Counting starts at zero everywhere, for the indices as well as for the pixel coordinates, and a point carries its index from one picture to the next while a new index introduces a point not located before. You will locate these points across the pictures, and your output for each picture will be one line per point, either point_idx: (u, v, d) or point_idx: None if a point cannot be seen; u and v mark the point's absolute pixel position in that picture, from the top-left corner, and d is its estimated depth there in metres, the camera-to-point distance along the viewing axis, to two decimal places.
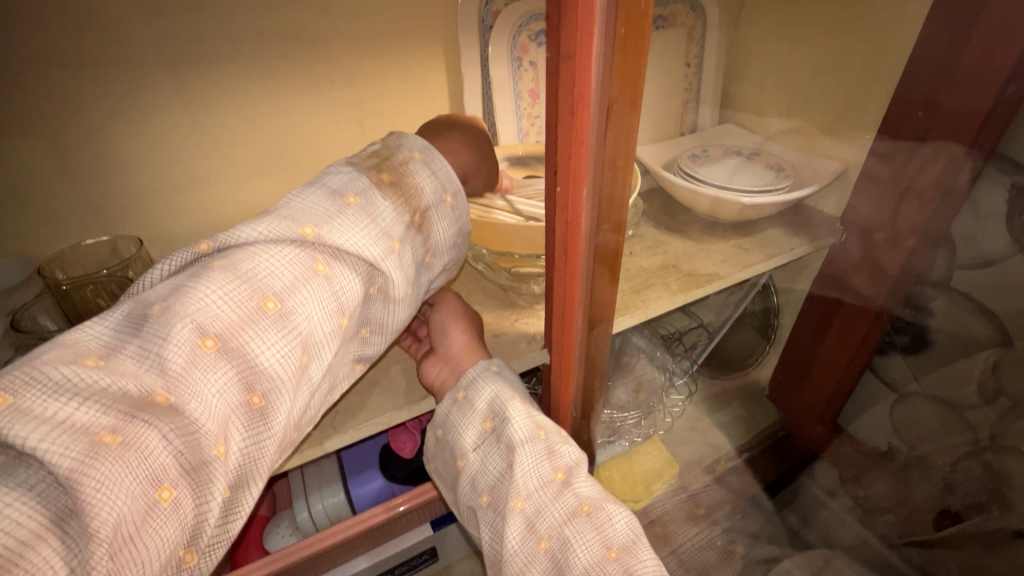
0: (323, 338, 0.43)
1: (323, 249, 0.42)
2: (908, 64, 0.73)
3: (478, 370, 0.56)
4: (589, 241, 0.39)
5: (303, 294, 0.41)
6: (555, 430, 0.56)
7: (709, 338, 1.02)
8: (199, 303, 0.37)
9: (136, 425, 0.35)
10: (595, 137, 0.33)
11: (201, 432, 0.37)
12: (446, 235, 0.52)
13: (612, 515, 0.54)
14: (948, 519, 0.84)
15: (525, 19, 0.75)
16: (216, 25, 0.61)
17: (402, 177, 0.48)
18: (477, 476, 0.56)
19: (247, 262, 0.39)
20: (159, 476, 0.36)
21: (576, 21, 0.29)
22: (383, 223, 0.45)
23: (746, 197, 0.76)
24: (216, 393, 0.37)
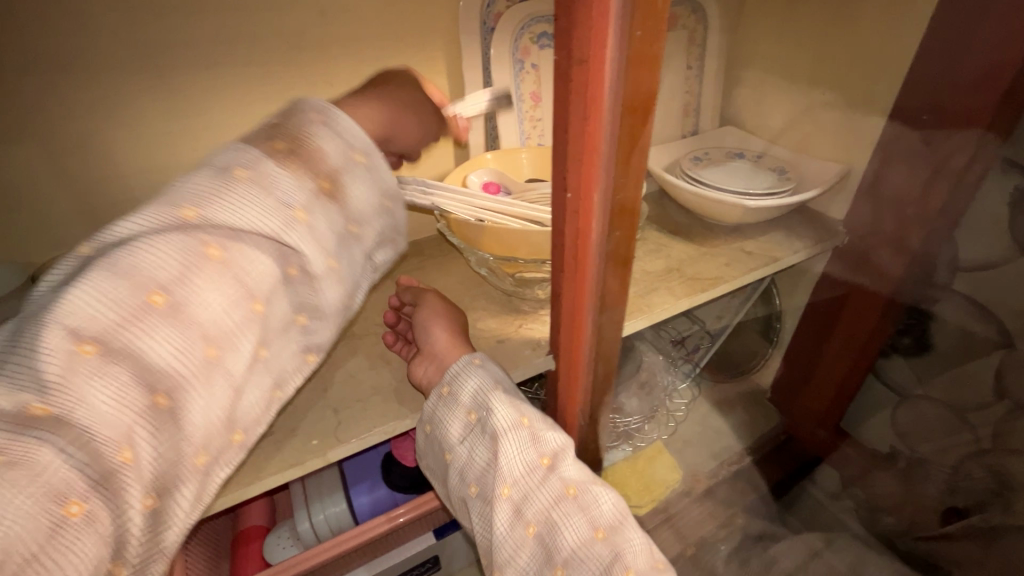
0: (232, 326, 0.40)
1: (212, 235, 0.40)
2: (910, 68, 0.70)
3: (461, 365, 0.55)
4: (600, 247, 0.38)
5: (197, 282, 0.38)
6: (539, 417, 0.55)
7: (711, 341, 1.02)
8: (75, 305, 0.34)
9: (26, 441, 0.31)
10: (606, 140, 0.33)
11: (97, 440, 0.34)
12: (366, 197, 0.49)
13: (598, 496, 0.52)
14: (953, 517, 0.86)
15: (526, 22, 0.75)
16: (212, 28, 0.60)
17: (299, 143, 0.45)
18: (467, 469, 0.54)
19: (129, 257, 0.37)
20: (64, 490, 0.32)
21: (587, 23, 0.28)
22: (279, 192, 0.42)
23: (750, 201, 0.76)
24: (112, 398, 0.34)
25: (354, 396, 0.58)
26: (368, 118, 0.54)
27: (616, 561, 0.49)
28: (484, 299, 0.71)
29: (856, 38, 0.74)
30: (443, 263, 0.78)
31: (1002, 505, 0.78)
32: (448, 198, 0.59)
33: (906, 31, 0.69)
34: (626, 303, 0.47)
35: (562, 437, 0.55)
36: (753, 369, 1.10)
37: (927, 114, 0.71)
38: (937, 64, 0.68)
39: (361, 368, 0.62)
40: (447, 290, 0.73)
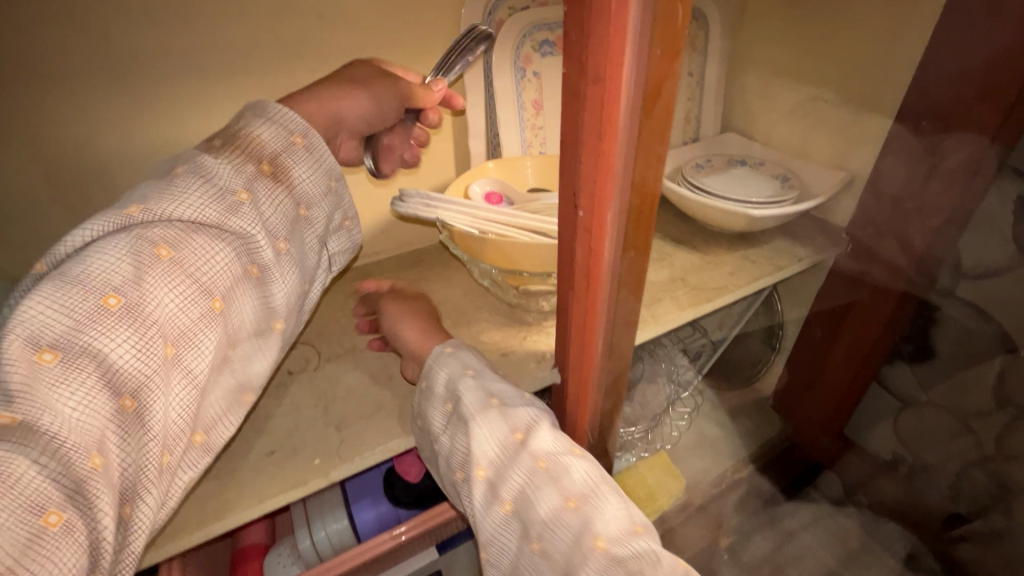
0: (190, 322, 0.41)
1: (162, 235, 0.41)
2: (914, 76, 0.70)
3: (433, 357, 0.57)
4: (613, 268, 0.37)
5: (149, 282, 0.39)
6: (511, 394, 0.53)
7: (713, 348, 1.02)
8: (31, 318, 0.35)
9: None
10: (623, 161, 0.32)
11: (67, 449, 0.33)
12: (313, 179, 0.49)
13: (570, 465, 0.49)
14: (954, 522, 0.88)
15: (528, 30, 0.75)
16: (209, 37, 0.59)
17: (238, 134, 0.46)
18: (448, 457, 0.52)
19: (81, 267, 0.38)
20: (40, 501, 0.32)
21: (607, 41, 0.27)
22: (217, 179, 0.43)
23: (755, 209, 0.75)
24: (77, 405, 0.35)
25: (356, 413, 0.57)
26: (314, 97, 0.55)
27: (587, 529, 0.46)
28: (487, 310, 0.70)
29: (858, 45, 0.74)
30: (444, 274, 0.77)
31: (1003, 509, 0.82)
32: (455, 211, 0.59)
33: (909, 38, 0.69)
34: (637, 321, 0.46)
35: (539, 410, 0.53)
36: (756, 376, 1.09)
37: (926, 121, 0.71)
38: (938, 71, 0.68)
39: (362, 383, 0.60)
40: (450, 301, 0.72)
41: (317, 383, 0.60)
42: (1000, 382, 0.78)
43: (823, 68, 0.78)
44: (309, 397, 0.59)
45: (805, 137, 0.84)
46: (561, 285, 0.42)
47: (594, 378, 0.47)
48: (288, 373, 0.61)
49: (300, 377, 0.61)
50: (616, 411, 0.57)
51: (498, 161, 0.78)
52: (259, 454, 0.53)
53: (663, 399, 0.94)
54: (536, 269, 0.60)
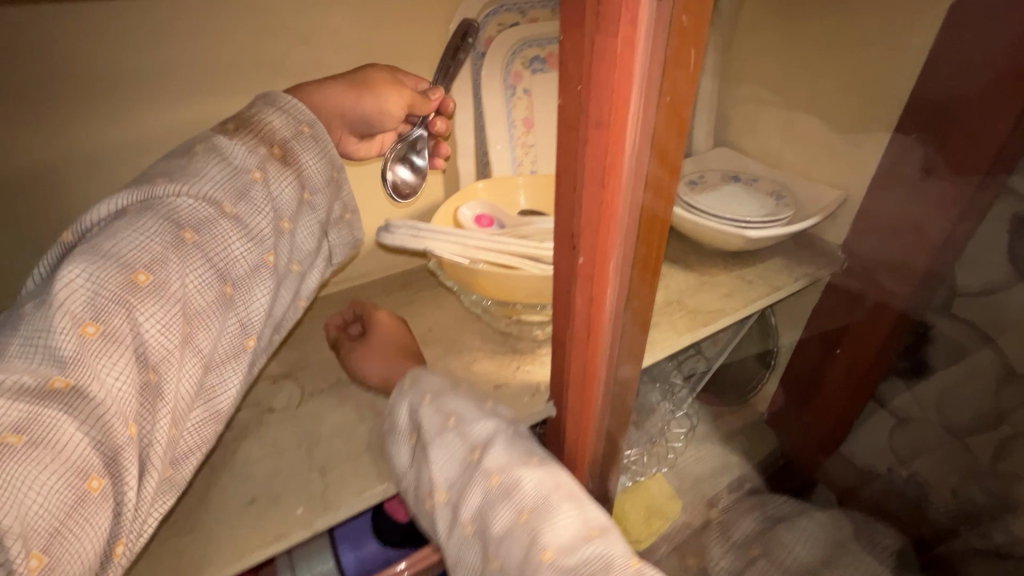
0: (212, 301, 0.41)
1: (188, 214, 0.41)
2: (910, 96, 0.69)
3: (396, 395, 0.55)
4: (614, 316, 0.35)
5: (178, 261, 0.39)
6: (470, 411, 0.51)
7: (707, 365, 0.97)
8: (69, 287, 0.35)
9: (44, 422, 0.32)
10: (625, 209, 0.30)
11: (108, 417, 0.34)
12: (318, 166, 0.49)
13: (523, 476, 0.46)
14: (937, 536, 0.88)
15: (519, 46, 0.73)
16: (182, 59, 0.56)
17: (251, 119, 0.47)
18: (415, 489, 0.51)
19: (112, 240, 0.38)
20: (85, 465, 0.33)
21: (609, 87, 0.26)
22: (235, 159, 0.44)
23: (752, 230, 0.74)
24: (120, 374, 0.35)
25: (342, 455, 0.54)
26: (329, 86, 0.54)
27: (534, 543, 0.42)
28: (479, 337, 0.67)
29: (853, 62, 0.73)
30: (433, 298, 0.74)
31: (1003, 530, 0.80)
32: (444, 241, 0.54)
33: (904, 55, 0.68)
34: (639, 363, 0.45)
35: (495, 422, 0.51)
36: (749, 394, 1.06)
37: (916, 132, 0.70)
38: (930, 87, 0.67)
39: (348, 421, 0.57)
40: (440, 328, 0.69)
41: (300, 422, 0.57)
42: (996, 400, 0.78)
43: (817, 84, 0.77)
44: (292, 437, 0.55)
45: (799, 153, 0.83)
46: (556, 334, 0.39)
47: (594, 424, 0.45)
48: (269, 412, 0.58)
49: (283, 415, 0.58)
50: (613, 449, 0.55)
51: (488, 181, 0.75)
52: (237, 504, 0.49)
53: (657, 416, 0.90)
54: (532, 300, 0.58)
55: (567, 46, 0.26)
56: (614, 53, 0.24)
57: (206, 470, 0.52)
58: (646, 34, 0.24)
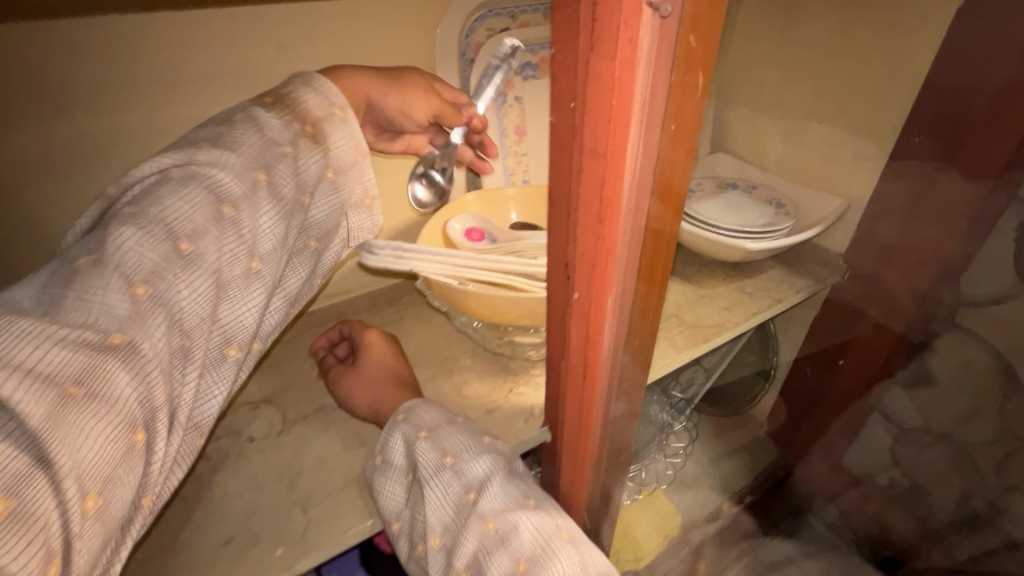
0: (249, 271, 0.40)
1: (230, 183, 0.40)
2: (917, 102, 0.66)
3: (387, 428, 0.51)
4: (613, 352, 0.34)
5: (219, 231, 0.38)
6: (467, 446, 0.48)
7: (706, 375, 0.93)
8: (122, 243, 0.35)
9: (101, 372, 0.31)
10: (625, 241, 0.28)
11: (154, 376, 0.33)
12: (348, 149, 0.48)
13: (522, 523, 0.43)
14: (931, 539, 0.88)
15: (509, 51, 0.70)
16: (151, 71, 0.52)
17: (287, 97, 0.46)
18: (409, 533, 0.48)
19: (158, 202, 0.37)
20: (135, 419, 0.32)
21: (607, 114, 0.23)
22: (270, 132, 0.43)
23: (753, 243, 0.71)
24: (164, 332, 0.34)
25: (325, 488, 0.51)
26: (366, 74, 0.54)
27: None
28: (469, 356, 0.64)
29: (855, 67, 0.71)
30: (422, 315, 0.71)
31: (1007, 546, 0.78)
32: (431, 260, 0.51)
33: (907, 59, 0.66)
34: (639, 392, 0.43)
35: (494, 460, 0.47)
36: (747, 405, 1.02)
37: (918, 135, 0.67)
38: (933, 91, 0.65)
39: (332, 450, 0.54)
40: (428, 347, 0.66)
41: (282, 452, 0.54)
42: (1000, 411, 0.75)
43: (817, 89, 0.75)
44: (272, 469, 0.53)
45: (799, 160, 0.80)
46: (555, 365, 0.38)
47: (593, 456, 0.43)
48: (248, 442, 0.55)
49: (263, 445, 0.55)
50: (614, 478, 0.53)
51: (479, 192, 0.73)
52: (212, 546, 0.46)
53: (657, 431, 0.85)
54: (524, 320, 0.55)
55: (561, 66, 0.24)
56: (610, 76, 0.22)
57: (180, 508, 0.49)
58: (645, 55, 0.22)
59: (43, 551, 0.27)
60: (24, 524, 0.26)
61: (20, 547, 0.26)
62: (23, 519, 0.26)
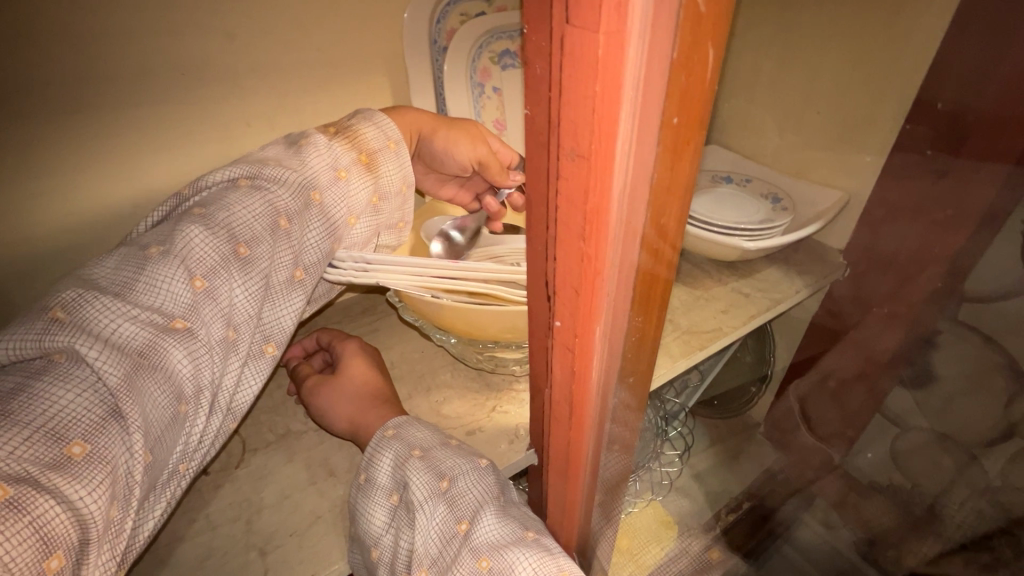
0: (283, 282, 0.46)
1: (288, 200, 0.45)
2: (924, 88, 0.61)
3: (375, 444, 0.46)
4: (601, 381, 0.30)
5: (270, 245, 0.44)
6: (464, 469, 0.43)
7: (700, 379, 0.89)
8: (190, 241, 0.40)
9: (163, 346, 0.37)
10: (617, 259, 0.23)
11: (202, 359, 0.39)
12: (396, 178, 0.54)
13: (520, 561, 0.38)
14: (919, 535, 0.76)
15: (485, 39, 0.66)
16: (78, 65, 0.46)
17: (348, 127, 0.52)
18: (391, 568, 0.42)
19: (225, 211, 0.43)
20: (181, 390, 0.38)
21: (589, 103, 0.18)
22: (332, 154, 0.49)
23: (747, 241, 0.67)
24: (217, 321, 0.40)
25: (287, 528, 0.46)
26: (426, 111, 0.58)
27: None
28: (449, 370, 0.59)
29: (854, 50, 0.65)
30: (399, 325, 0.66)
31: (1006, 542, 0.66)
32: (396, 271, 0.45)
33: (909, 41, 0.60)
34: (637, 409, 0.39)
35: (488, 486, 0.42)
36: (743, 408, 0.97)
37: (911, 123, 0.62)
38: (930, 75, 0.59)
39: (296, 484, 0.49)
40: (405, 361, 0.61)
41: (240, 487, 0.49)
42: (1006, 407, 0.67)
43: (817, 75, 0.69)
44: (229, 508, 0.47)
45: (796, 151, 0.76)
46: (542, 387, 0.34)
47: (585, 482, 0.39)
48: (203, 476, 0.50)
49: (220, 480, 0.49)
50: (611, 502, 0.48)
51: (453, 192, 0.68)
52: None
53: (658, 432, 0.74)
54: (506, 334, 0.51)
55: (534, 49, 0.20)
56: (591, 62, 0.17)
57: None
58: (636, 30, 0.17)
59: (106, 489, 0.32)
60: (97, 463, 0.32)
61: (92, 487, 0.31)
62: (94, 461, 0.32)
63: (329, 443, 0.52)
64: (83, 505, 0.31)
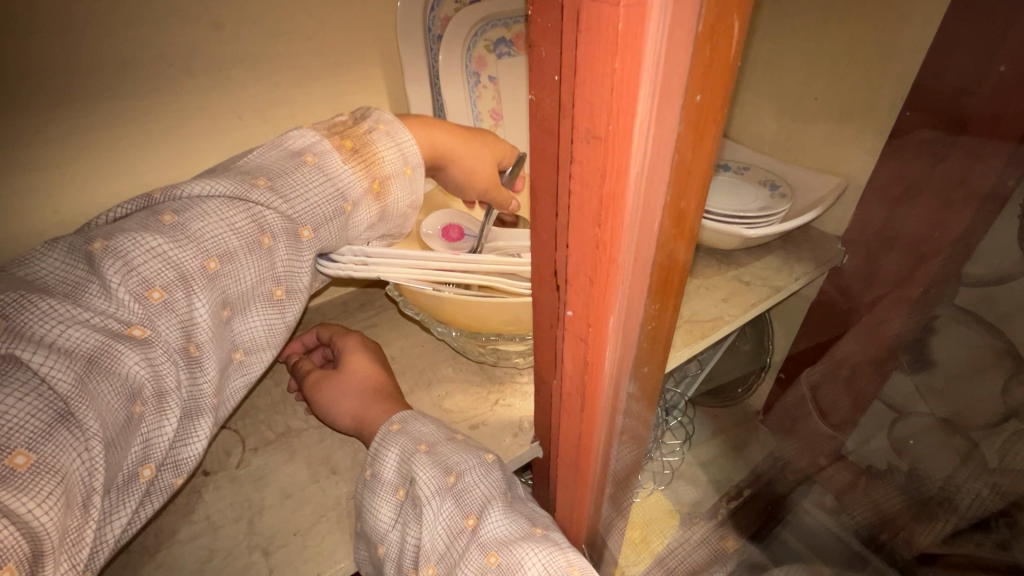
0: (252, 295, 0.44)
1: (274, 219, 0.43)
2: (923, 70, 0.60)
3: (379, 439, 0.45)
4: (615, 371, 0.29)
5: (242, 261, 0.42)
6: (472, 465, 0.42)
7: (699, 368, 0.86)
8: (149, 248, 0.38)
9: (117, 352, 0.35)
10: (630, 248, 0.23)
11: (162, 368, 0.37)
12: (403, 205, 0.51)
13: (528, 557, 0.37)
14: (923, 520, 0.77)
15: (481, 27, 0.65)
16: (59, 57, 0.45)
17: (364, 142, 0.48)
18: (398, 563, 0.41)
19: (197, 221, 0.40)
20: (137, 395, 0.36)
21: (606, 82, 0.17)
22: (340, 184, 0.46)
23: (749, 229, 0.66)
24: (178, 332, 0.38)
25: (290, 527, 0.45)
26: (443, 129, 0.53)
27: None
28: (451, 365, 0.59)
29: (850, 35, 0.65)
30: (398, 320, 0.65)
31: (1007, 524, 0.68)
32: (398, 263, 0.44)
33: (907, 24, 0.59)
34: (648, 400, 0.38)
35: (496, 482, 0.42)
36: (744, 396, 0.97)
37: (911, 110, 0.62)
38: (928, 61, 0.59)
39: (298, 481, 0.49)
40: (406, 356, 0.60)
41: (241, 486, 0.48)
42: (1003, 392, 0.66)
43: (814, 61, 0.68)
44: (230, 508, 0.46)
45: (794, 138, 0.75)
46: (551, 379, 0.34)
47: (594, 475, 0.38)
48: (202, 476, 0.49)
49: (219, 479, 0.49)
50: (621, 496, 0.48)
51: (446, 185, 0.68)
52: None
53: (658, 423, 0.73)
54: (508, 326, 0.50)
55: (544, 34, 0.19)
56: (611, 37, 0.16)
57: (120, 560, 0.42)
58: (659, 5, 0.16)
59: (60, 498, 0.30)
60: (46, 473, 0.30)
61: (42, 497, 0.29)
62: (42, 470, 0.30)
63: (331, 440, 0.52)
64: (33, 518, 0.29)
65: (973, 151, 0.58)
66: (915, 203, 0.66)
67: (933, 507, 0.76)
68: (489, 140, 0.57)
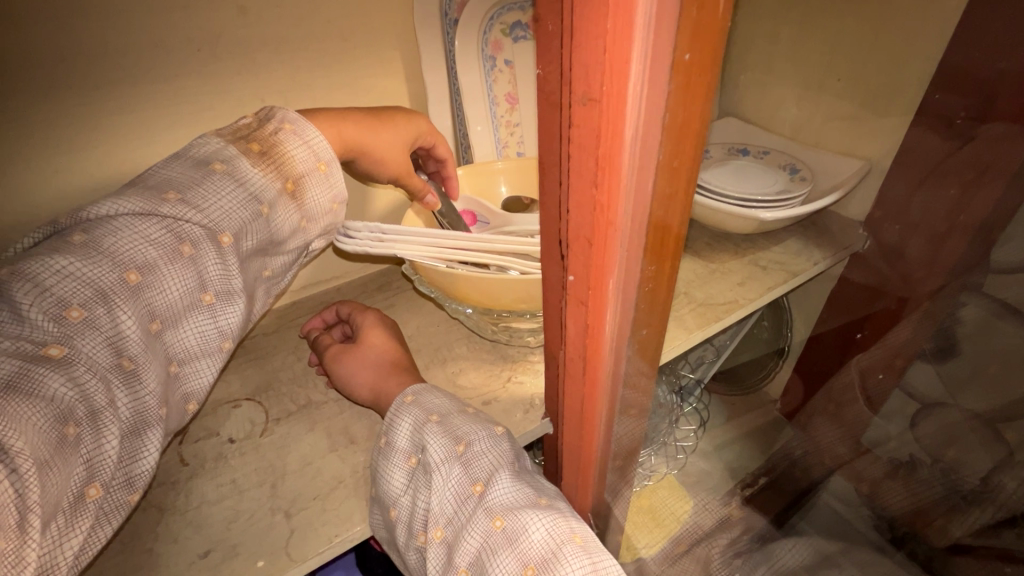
0: (180, 309, 0.44)
1: (192, 228, 0.44)
2: (950, 47, 0.58)
3: (393, 409, 0.47)
4: (615, 336, 0.30)
5: (165, 271, 0.42)
6: (480, 436, 0.44)
7: (715, 355, 0.86)
8: (58, 270, 0.38)
9: (35, 373, 0.35)
10: (629, 208, 0.24)
11: (88, 385, 0.37)
12: (325, 200, 0.53)
13: (531, 523, 0.39)
14: (954, 513, 0.72)
15: (497, 10, 0.66)
16: (98, 37, 0.47)
17: (272, 144, 0.49)
18: (409, 523, 0.43)
19: (110, 238, 0.41)
20: (68, 413, 0.35)
21: (601, 44, 0.18)
22: (253, 187, 0.47)
23: (764, 211, 0.65)
24: (103, 349, 0.38)
25: (308, 492, 0.47)
26: (347, 119, 0.54)
27: None
28: (465, 344, 0.60)
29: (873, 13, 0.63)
30: (415, 301, 0.67)
31: None
32: (414, 242, 0.45)
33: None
34: (653, 368, 0.39)
35: (503, 452, 0.43)
36: (759, 384, 0.98)
37: (939, 92, 0.60)
38: (955, 39, 0.57)
39: (318, 450, 0.51)
40: (422, 335, 0.62)
41: (263, 454, 0.50)
42: None
43: (835, 40, 0.67)
44: (255, 472, 0.49)
45: (816, 121, 0.74)
46: (557, 350, 0.35)
47: (598, 443, 0.39)
48: (228, 443, 0.51)
49: (245, 447, 0.51)
50: (625, 469, 0.49)
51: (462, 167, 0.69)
52: (186, 558, 0.43)
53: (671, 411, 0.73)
54: (520, 304, 0.51)
55: (545, 6, 0.20)
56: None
57: (153, 518, 0.45)
58: None
59: None
60: None
61: None
62: None
63: (349, 411, 0.54)
64: None
65: (1002, 131, 0.56)
66: (941, 186, 0.64)
67: (965, 501, 0.71)
68: (395, 122, 0.58)
